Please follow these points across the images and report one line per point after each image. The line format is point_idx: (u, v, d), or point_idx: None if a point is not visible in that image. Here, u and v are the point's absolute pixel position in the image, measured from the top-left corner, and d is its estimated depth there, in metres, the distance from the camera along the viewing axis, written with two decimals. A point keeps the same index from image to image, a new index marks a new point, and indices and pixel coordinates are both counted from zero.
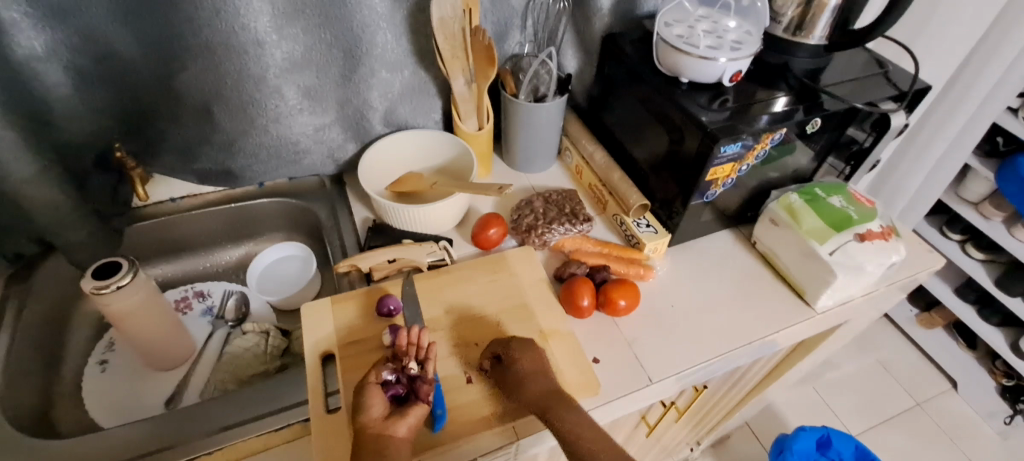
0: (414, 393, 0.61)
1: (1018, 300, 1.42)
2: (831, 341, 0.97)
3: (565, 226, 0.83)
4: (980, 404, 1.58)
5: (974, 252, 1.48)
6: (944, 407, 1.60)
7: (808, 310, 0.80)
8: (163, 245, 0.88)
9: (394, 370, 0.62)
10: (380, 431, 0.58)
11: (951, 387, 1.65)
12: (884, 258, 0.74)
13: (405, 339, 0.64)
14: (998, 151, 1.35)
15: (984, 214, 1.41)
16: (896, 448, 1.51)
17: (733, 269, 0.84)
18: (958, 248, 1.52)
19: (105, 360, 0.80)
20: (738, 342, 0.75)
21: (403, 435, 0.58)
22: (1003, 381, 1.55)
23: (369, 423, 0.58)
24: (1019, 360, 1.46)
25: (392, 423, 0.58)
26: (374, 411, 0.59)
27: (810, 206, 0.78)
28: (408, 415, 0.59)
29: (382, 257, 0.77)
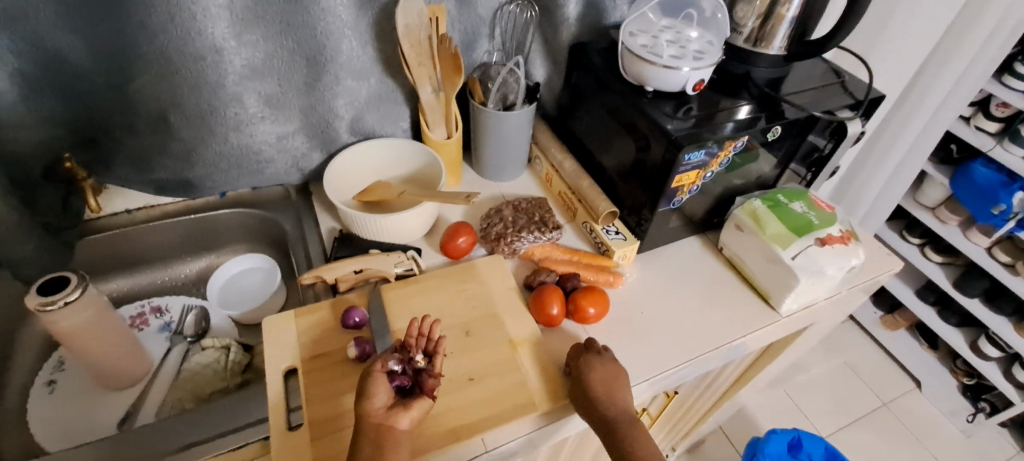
0: (418, 385, 0.61)
1: (975, 300, 1.47)
2: (800, 342, 0.98)
3: (534, 235, 0.82)
4: (942, 403, 1.63)
5: (933, 256, 1.54)
6: (909, 407, 1.65)
7: (773, 313, 0.81)
8: (119, 259, 0.85)
9: (401, 361, 0.62)
10: (382, 421, 0.58)
11: (915, 387, 1.69)
12: (845, 262, 0.75)
13: (415, 329, 0.64)
14: (952, 158, 1.40)
15: (941, 218, 1.46)
16: (864, 448, 1.54)
17: (701, 275, 0.85)
18: (918, 251, 1.58)
19: (53, 380, 0.76)
20: (708, 347, 0.76)
21: (404, 427, 0.58)
22: (964, 380, 1.61)
23: (371, 412, 0.58)
24: (978, 359, 1.52)
25: (394, 414, 0.58)
26: (378, 401, 0.58)
27: (774, 212, 0.79)
28: (411, 407, 0.59)
29: (349, 268, 0.76)
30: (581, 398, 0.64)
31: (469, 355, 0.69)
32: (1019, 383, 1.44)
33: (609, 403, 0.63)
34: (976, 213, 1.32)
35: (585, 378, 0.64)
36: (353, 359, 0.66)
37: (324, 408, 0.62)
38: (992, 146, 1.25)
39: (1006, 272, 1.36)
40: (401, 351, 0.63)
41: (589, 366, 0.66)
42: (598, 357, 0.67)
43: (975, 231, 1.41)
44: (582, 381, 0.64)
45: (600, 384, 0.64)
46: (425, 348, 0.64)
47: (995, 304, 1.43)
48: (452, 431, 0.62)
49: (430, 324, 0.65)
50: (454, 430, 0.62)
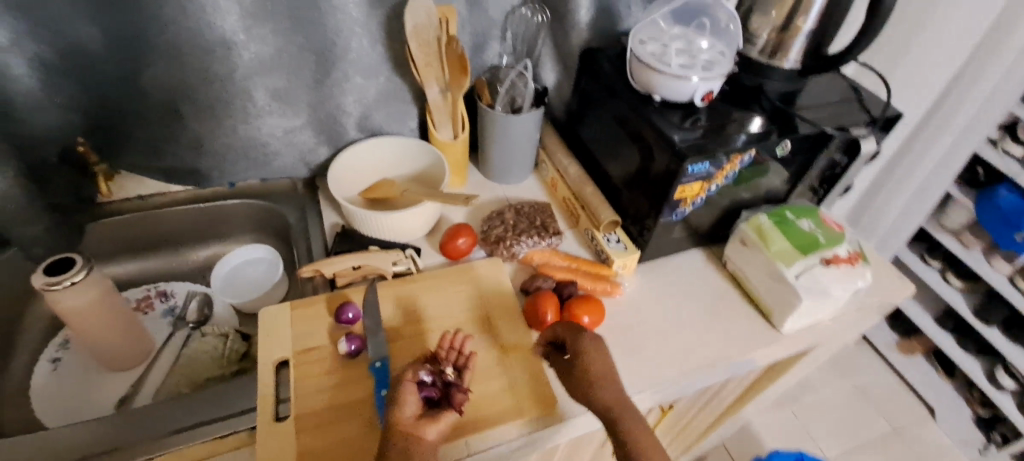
0: (447, 397, 0.61)
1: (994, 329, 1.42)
2: (805, 363, 0.96)
3: (533, 239, 0.82)
4: (957, 434, 1.58)
5: (954, 279, 1.49)
6: (921, 435, 1.59)
7: (775, 332, 0.79)
8: (128, 243, 0.86)
9: (430, 372, 0.62)
10: (410, 431, 0.57)
11: (929, 415, 1.64)
12: (850, 283, 0.73)
13: (445, 342, 0.67)
14: (978, 181, 1.35)
15: (964, 242, 1.41)
16: None
17: (704, 289, 0.84)
18: (939, 275, 1.52)
19: (57, 357, 0.78)
20: (704, 363, 0.74)
21: (432, 439, 0.58)
22: (979, 410, 1.55)
23: (400, 421, 0.57)
24: (995, 389, 1.46)
25: (423, 424, 0.58)
26: (407, 410, 0.58)
27: (780, 228, 0.77)
28: (440, 419, 0.58)
29: (348, 263, 0.76)
30: (578, 383, 0.63)
31: None
32: None
33: (604, 390, 0.62)
34: (1000, 239, 1.28)
35: (581, 364, 0.64)
36: (343, 354, 0.67)
37: (310, 402, 0.63)
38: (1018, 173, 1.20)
39: None
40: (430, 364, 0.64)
41: (586, 350, 0.64)
42: (594, 340, 0.65)
43: (999, 257, 1.35)
44: (579, 367, 0.64)
45: (596, 369, 0.63)
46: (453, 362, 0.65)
47: (1014, 334, 1.38)
48: None
49: (461, 339, 0.67)
50: None
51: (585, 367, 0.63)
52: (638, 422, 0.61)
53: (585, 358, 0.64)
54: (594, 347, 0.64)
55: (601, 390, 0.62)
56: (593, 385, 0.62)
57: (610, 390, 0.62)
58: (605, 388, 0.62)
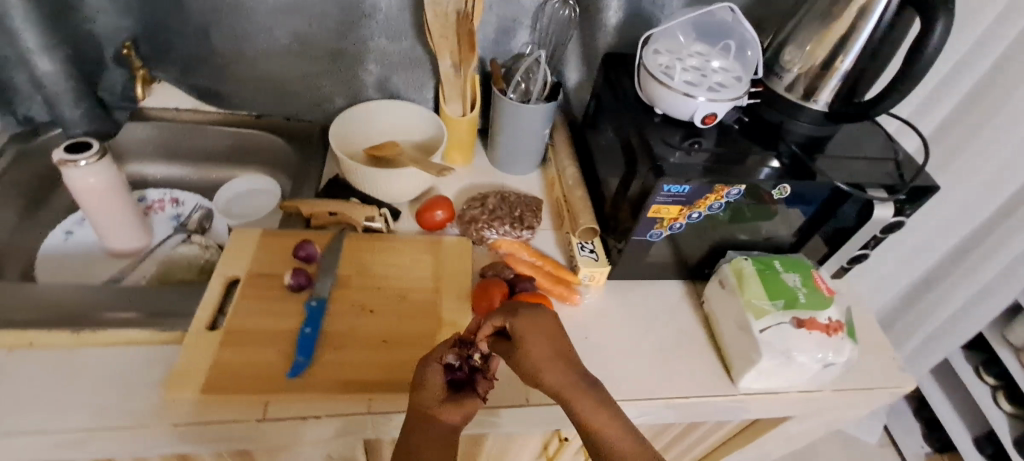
0: (471, 384, 0.60)
1: None
2: (780, 432, 0.90)
3: (505, 228, 0.82)
4: None
5: (1004, 402, 1.36)
6: None
7: (731, 387, 0.73)
8: (157, 149, 0.93)
9: (458, 356, 0.60)
10: (433, 412, 0.56)
11: None
12: (820, 352, 0.67)
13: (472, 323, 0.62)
14: None
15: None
16: None
17: (674, 322, 0.79)
18: (989, 393, 1.40)
19: (71, 231, 0.85)
20: (641, 395, 0.71)
21: (455, 423, 0.57)
22: None
23: (424, 403, 0.57)
24: None
25: (446, 409, 0.57)
26: (432, 393, 0.57)
27: (761, 278, 0.72)
28: (463, 405, 0.57)
29: (326, 207, 0.80)
30: (523, 372, 0.56)
31: (394, 319, 0.70)
32: None
33: (551, 377, 0.54)
34: None
35: (519, 348, 0.56)
36: (288, 286, 0.70)
37: (243, 320, 0.66)
38: None
39: None
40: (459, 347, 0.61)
41: (522, 332, 0.56)
42: (533, 323, 0.57)
43: None
44: (520, 354, 0.56)
45: (534, 356, 0.55)
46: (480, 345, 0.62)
47: None
48: (340, 382, 0.63)
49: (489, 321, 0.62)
50: (345, 383, 0.63)
51: (522, 355, 0.56)
52: (593, 409, 0.52)
53: (524, 341, 0.56)
54: (527, 327, 0.57)
55: (547, 376, 0.55)
56: (540, 371, 0.55)
57: (552, 378, 0.54)
58: (544, 375, 0.55)
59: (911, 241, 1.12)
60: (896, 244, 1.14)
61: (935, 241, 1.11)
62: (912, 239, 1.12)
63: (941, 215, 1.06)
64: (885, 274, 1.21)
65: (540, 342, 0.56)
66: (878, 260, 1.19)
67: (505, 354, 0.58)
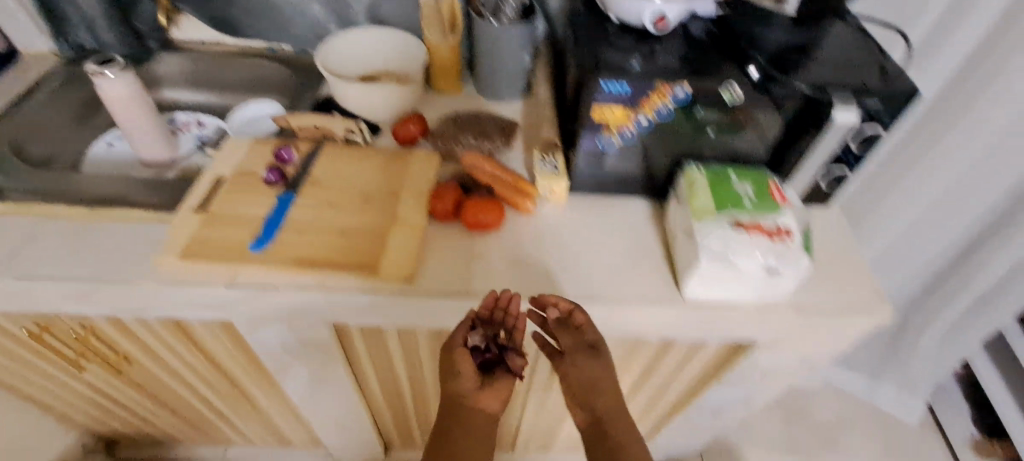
0: (500, 363, 0.68)
1: None
2: (753, 365, 0.88)
3: (471, 142, 0.85)
4: None
5: None
6: None
7: (678, 297, 0.72)
8: (186, 77, 1.07)
9: (484, 338, 0.68)
10: (474, 400, 0.66)
11: None
12: (762, 255, 0.64)
13: (500, 302, 0.68)
14: None
15: None
16: None
17: (633, 236, 0.79)
18: None
19: (111, 142, 0.98)
20: (582, 295, 0.72)
21: (488, 410, 0.67)
22: None
23: (465, 393, 0.66)
24: None
25: (483, 396, 0.66)
26: (468, 382, 0.66)
27: (712, 186, 0.70)
28: (497, 390, 0.67)
29: (309, 120, 0.87)
30: (579, 376, 0.69)
31: (355, 213, 0.76)
32: None
33: (604, 397, 0.68)
34: None
35: (591, 354, 0.69)
36: (264, 182, 0.78)
37: (221, 204, 0.75)
38: None
39: None
40: (483, 326, 0.68)
41: (600, 345, 0.69)
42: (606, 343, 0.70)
43: None
44: (591, 366, 0.69)
45: (604, 369, 0.69)
46: (505, 323, 0.68)
47: None
48: (293, 259, 0.70)
49: (512, 298, 0.68)
50: (297, 260, 0.70)
51: (601, 364, 0.69)
52: (628, 433, 0.67)
53: (597, 353, 0.69)
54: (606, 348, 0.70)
55: (602, 398, 0.68)
56: (596, 382, 0.68)
57: (608, 400, 0.68)
58: (600, 397, 0.68)
59: (932, 192, 1.13)
60: (915, 194, 1.16)
61: (958, 193, 1.11)
62: (931, 189, 1.13)
63: (960, 168, 1.07)
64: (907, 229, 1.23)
65: (606, 363, 0.69)
66: (896, 213, 1.21)
67: (573, 348, 0.69)
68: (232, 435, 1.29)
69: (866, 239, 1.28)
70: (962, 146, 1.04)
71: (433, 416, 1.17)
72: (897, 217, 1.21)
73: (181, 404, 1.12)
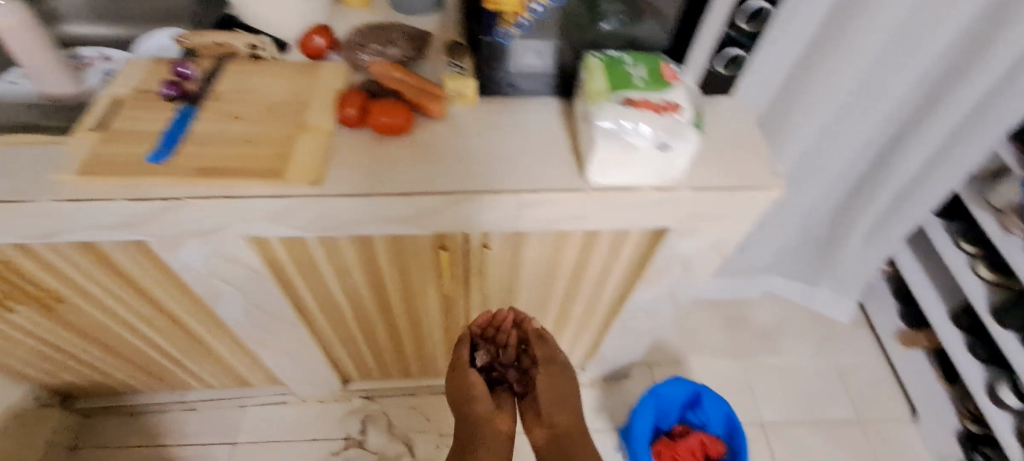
0: (501, 377, 1.01)
1: (1010, 333, 1.27)
2: (671, 255, 0.92)
3: (377, 49, 0.84)
4: (934, 442, 1.46)
5: (981, 270, 1.32)
6: (889, 434, 1.50)
7: (583, 182, 0.75)
8: (85, 10, 1.03)
9: (488, 352, 0.99)
10: (486, 415, 0.92)
11: (907, 416, 1.53)
12: (651, 128, 0.67)
13: (497, 321, 0.98)
14: None
15: (1006, 225, 1.25)
16: (803, 450, 1.47)
17: (542, 130, 0.80)
18: (966, 262, 1.36)
19: (15, 82, 0.90)
20: (489, 187, 0.74)
21: (499, 426, 0.93)
22: (967, 424, 1.39)
23: (479, 411, 0.92)
24: (991, 408, 1.31)
25: (494, 416, 0.93)
26: (483, 404, 0.93)
27: (607, 70, 0.72)
28: (498, 421, 0.93)
29: (210, 38, 0.85)
30: (546, 390, 0.94)
31: (261, 122, 0.76)
32: None
33: (561, 414, 0.94)
34: None
35: (549, 396, 0.94)
36: (163, 97, 0.78)
37: (120, 122, 0.74)
38: None
39: None
40: (486, 344, 1.00)
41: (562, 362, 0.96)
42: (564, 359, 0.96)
43: None
44: (552, 386, 0.94)
45: (567, 383, 0.95)
46: (497, 335, 0.99)
47: None
48: (195, 169, 0.70)
49: (501, 317, 0.97)
50: (199, 170, 0.70)
51: (558, 384, 0.95)
52: (580, 434, 0.94)
53: (558, 361, 0.95)
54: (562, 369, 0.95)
55: (560, 417, 0.94)
56: (554, 406, 0.94)
57: (562, 418, 0.94)
58: (559, 415, 0.94)
59: (840, 91, 1.11)
60: (824, 94, 1.12)
61: (859, 92, 1.14)
62: (835, 93, 1.11)
63: (857, 70, 1.07)
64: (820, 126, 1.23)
65: (562, 380, 0.95)
66: (806, 116, 1.17)
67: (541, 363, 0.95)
68: (188, 379, 1.31)
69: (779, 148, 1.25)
70: (863, 42, 1.02)
71: (382, 343, 1.21)
72: (807, 122, 1.18)
73: (128, 348, 1.13)
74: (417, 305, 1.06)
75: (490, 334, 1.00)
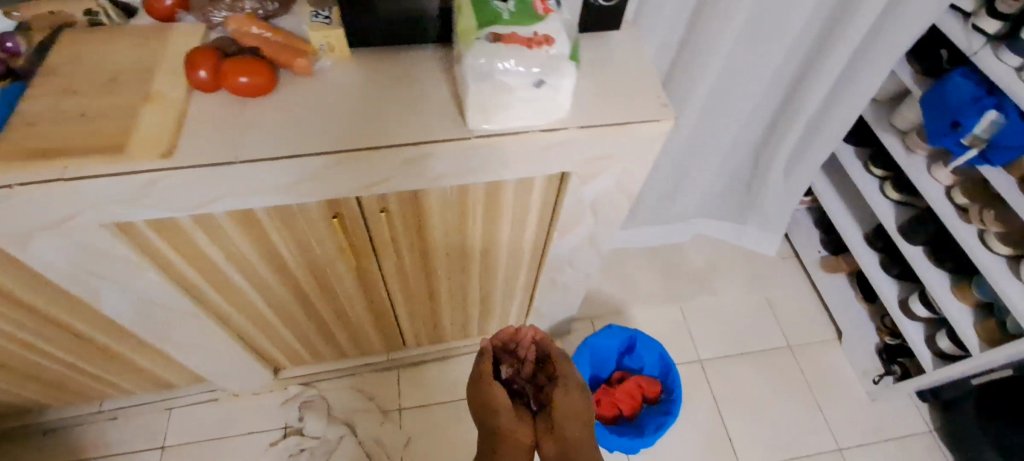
0: (521, 392, 1.03)
1: (917, 248, 1.33)
2: (578, 201, 0.90)
3: (232, 5, 0.76)
4: (858, 360, 1.54)
5: (890, 191, 1.38)
6: (818, 356, 1.57)
7: (466, 130, 0.70)
8: None
9: (511, 368, 1.04)
10: (505, 423, 0.91)
11: (834, 338, 1.60)
12: (523, 66, 0.64)
13: (516, 338, 1.05)
14: (940, 67, 1.23)
15: (909, 145, 1.30)
16: (740, 382, 1.52)
17: (422, 78, 0.75)
18: (877, 185, 1.42)
19: None
20: (363, 144, 0.68)
21: (517, 437, 0.90)
22: (886, 339, 1.51)
23: (498, 419, 0.91)
24: (904, 319, 1.40)
25: (512, 426, 0.91)
26: (502, 412, 0.92)
27: (474, 6, 0.67)
28: (517, 431, 0.90)
29: (43, 8, 0.76)
30: (563, 397, 0.93)
31: (102, 94, 0.68)
32: (937, 351, 1.34)
33: (573, 422, 0.90)
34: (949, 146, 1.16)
35: (564, 402, 0.92)
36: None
37: None
38: (979, 49, 1.08)
39: (956, 215, 1.22)
40: (509, 360, 1.06)
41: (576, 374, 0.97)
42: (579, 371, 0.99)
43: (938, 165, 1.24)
44: (569, 392, 0.94)
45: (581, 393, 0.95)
46: (517, 351, 1.06)
47: (936, 258, 1.29)
48: (25, 152, 0.63)
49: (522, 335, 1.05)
50: (30, 152, 0.63)
51: (571, 392, 0.94)
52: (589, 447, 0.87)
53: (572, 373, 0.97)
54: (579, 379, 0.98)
55: (573, 426, 0.90)
56: (568, 411, 0.92)
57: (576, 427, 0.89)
58: (573, 423, 0.90)
59: (733, 32, 1.10)
60: (721, 32, 1.11)
61: (751, 31, 1.15)
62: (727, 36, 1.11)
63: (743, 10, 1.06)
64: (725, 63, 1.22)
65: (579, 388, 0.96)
66: (710, 54, 1.15)
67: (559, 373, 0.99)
68: (101, 388, 1.22)
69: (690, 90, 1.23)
70: None
71: (304, 327, 1.16)
72: (711, 59, 1.16)
73: (18, 363, 1.04)
74: (329, 283, 1.01)
75: (511, 349, 1.06)
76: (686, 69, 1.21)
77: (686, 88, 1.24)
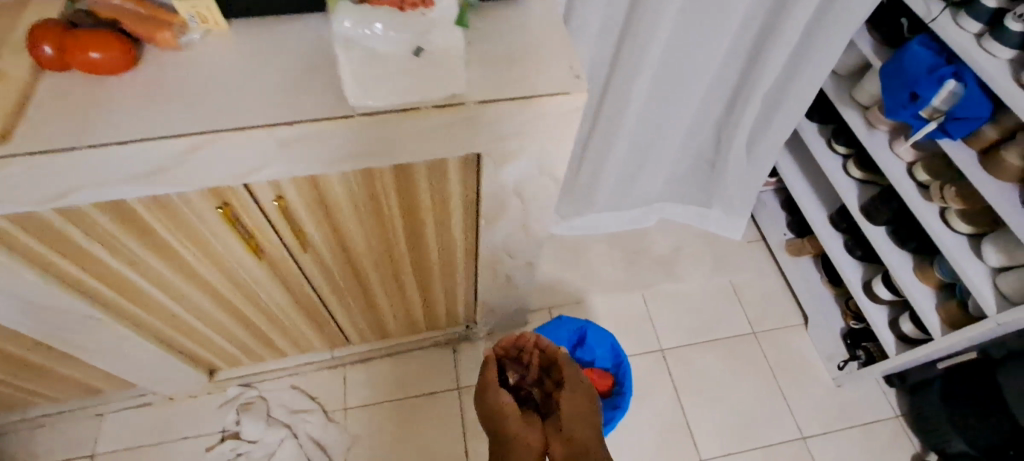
0: (527, 397, 1.02)
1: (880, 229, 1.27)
2: (500, 186, 0.83)
3: None
4: (824, 345, 1.49)
5: (852, 169, 1.33)
6: (783, 342, 1.52)
7: (349, 109, 0.63)
8: None
9: (518, 374, 1.04)
10: (514, 427, 0.91)
11: (800, 324, 1.55)
12: (397, 31, 0.62)
13: (520, 342, 1.06)
14: (900, 37, 1.15)
15: (870, 121, 1.23)
16: (703, 370, 1.47)
17: (306, 54, 0.67)
18: (840, 164, 1.36)
19: None
20: (229, 125, 0.61)
21: (529, 441, 0.89)
22: (850, 323, 1.46)
23: (507, 425, 0.91)
24: (866, 300, 1.35)
25: (523, 429, 0.90)
26: (511, 417, 0.92)
27: None
28: (528, 435, 0.90)
29: None
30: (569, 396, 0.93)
31: None
32: (900, 335, 1.29)
33: (581, 421, 0.89)
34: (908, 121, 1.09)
35: (569, 400, 0.92)
36: None
37: None
38: (938, 15, 1.00)
39: (918, 193, 1.16)
40: (513, 364, 1.05)
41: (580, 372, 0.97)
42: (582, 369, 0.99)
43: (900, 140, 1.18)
44: (573, 393, 0.93)
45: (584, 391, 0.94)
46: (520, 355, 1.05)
47: (899, 239, 1.23)
48: None
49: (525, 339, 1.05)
50: None
51: (575, 392, 0.93)
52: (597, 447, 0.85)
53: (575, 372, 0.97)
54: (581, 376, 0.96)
55: (581, 427, 0.88)
56: (571, 411, 0.91)
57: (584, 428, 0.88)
58: (580, 422, 0.89)
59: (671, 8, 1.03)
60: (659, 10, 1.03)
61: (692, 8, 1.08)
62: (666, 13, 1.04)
63: None
64: (670, 40, 1.15)
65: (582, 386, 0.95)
66: (654, 28, 1.07)
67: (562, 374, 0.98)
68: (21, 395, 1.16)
69: (638, 69, 1.15)
70: None
71: (230, 327, 1.09)
72: (652, 40, 1.09)
73: None
74: (244, 280, 0.94)
75: (514, 355, 1.06)
76: (630, 47, 1.12)
77: (630, 72, 1.17)
